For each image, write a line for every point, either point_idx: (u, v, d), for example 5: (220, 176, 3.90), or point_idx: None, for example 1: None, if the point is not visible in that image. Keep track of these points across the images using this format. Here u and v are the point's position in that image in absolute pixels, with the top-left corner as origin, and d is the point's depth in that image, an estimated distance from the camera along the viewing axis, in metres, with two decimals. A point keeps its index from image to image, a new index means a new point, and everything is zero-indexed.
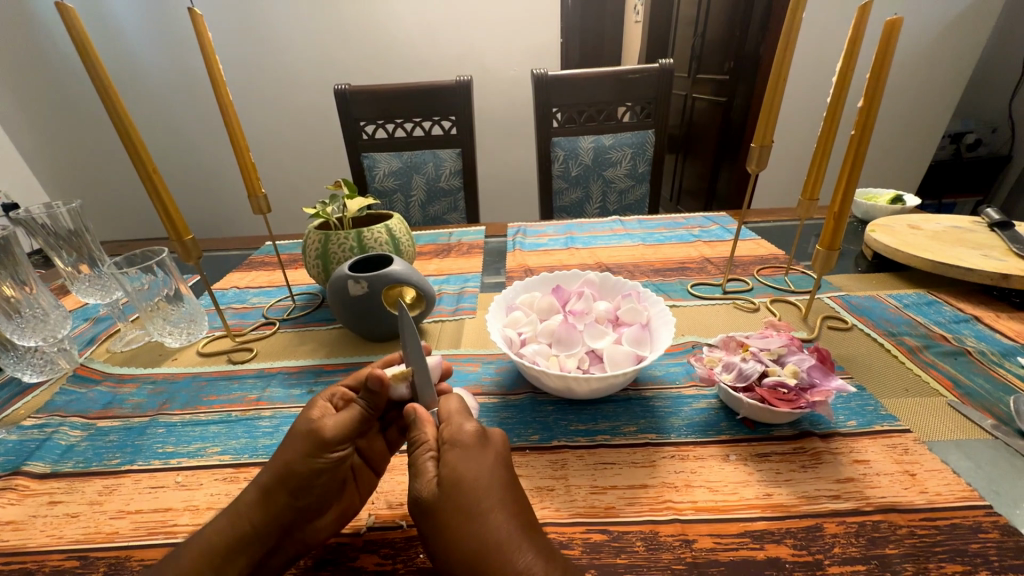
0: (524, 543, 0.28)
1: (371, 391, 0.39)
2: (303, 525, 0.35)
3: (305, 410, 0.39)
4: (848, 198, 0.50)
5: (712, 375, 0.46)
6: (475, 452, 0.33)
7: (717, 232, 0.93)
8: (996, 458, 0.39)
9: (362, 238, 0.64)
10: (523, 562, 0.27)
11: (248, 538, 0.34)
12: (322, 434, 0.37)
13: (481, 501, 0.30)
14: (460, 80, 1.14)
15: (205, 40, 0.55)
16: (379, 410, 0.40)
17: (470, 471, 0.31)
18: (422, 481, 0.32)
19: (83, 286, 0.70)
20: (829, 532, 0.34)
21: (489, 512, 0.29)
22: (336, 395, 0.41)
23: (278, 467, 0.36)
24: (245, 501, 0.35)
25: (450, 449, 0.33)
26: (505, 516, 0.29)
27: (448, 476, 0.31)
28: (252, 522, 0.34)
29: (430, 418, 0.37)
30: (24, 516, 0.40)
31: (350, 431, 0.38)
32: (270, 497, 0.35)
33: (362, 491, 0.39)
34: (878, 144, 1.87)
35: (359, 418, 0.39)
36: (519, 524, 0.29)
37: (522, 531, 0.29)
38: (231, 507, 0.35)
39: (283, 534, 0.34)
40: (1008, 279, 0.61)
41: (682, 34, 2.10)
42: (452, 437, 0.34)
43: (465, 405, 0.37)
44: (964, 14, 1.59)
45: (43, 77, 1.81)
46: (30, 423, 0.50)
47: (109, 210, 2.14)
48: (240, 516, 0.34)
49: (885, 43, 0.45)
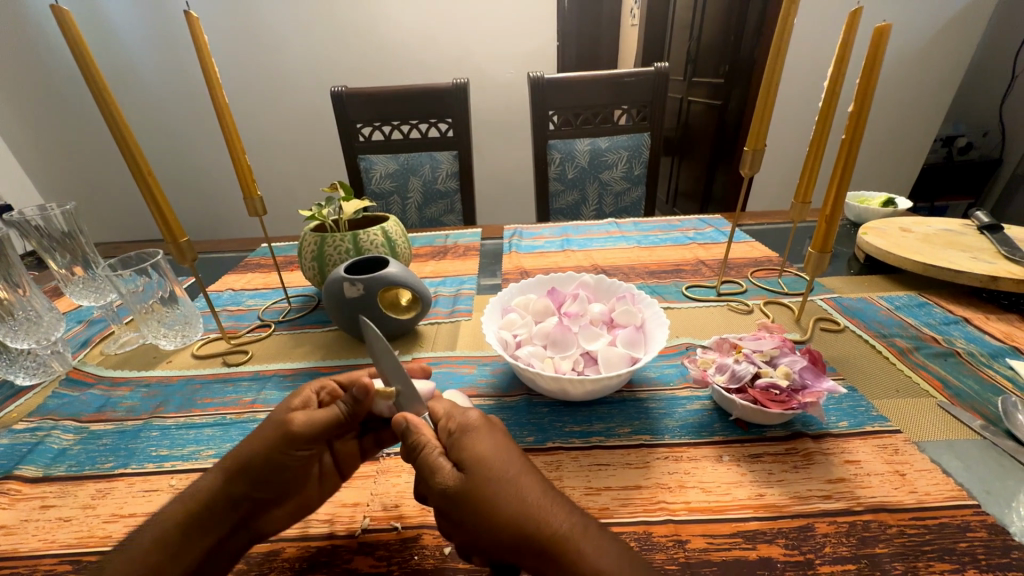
0: (555, 499, 0.30)
1: (355, 399, 0.40)
2: (258, 516, 0.36)
3: (286, 399, 0.40)
4: (839, 202, 0.50)
5: (706, 377, 0.47)
6: (484, 432, 0.33)
7: (712, 235, 0.93)
8: (986, 457, 0.40)
9: (358, 240, 0.64)
10: (561, 520, 0.29)
11: (200, 523, 0.34)
12: (291, 430, 0.37)
13: (508, 471, 0.31)
14: (457, 83, 1.14)
15: (202, 45, 0.55)
16: (358, 418, 0.41)
17: (489, 447, 0.32)
18: (441, 475, 0.31)
19: (77, 289, 0.69)
20: (820, 532, 0.35)
21: (517, 477, 0.31)
22: (324, 390, 0.42)
23: (243, 454, 0.37)
24: (204, 486, 0.36)
25: (459, 434, 0.33)
26: (532, 480, 0.31)
27: (469, 457, 0.31)
28: (207, 507, 0.35)
29: (424, 423, 0.36)
30: (16, 521, 0.39)
31: (321, 431, 0.38)
32: (231, 482, 0.36)
33: (324, 489, 0.39)
34: (873, 147, 1.88)
35: (334, 421, 0.39)
36: (543, 485, 0.31)
37: (551, 494, 0.31)
38: (188, 490, 0.36)
39: (237, 522, 0.35)
40: (996, 281, 0.62)
41: (678, 36, 2.12)
42: (459, 426, 0.34)
43: (456, 402, 0.37)
44: (954, 20, 1.61)
45: (33, 76, 1.80)
46: (23, 427, 0.50)
47: (102, 211, 2.12)
48: (200, 498, 0.35)
49: (875, 47, 0.45)
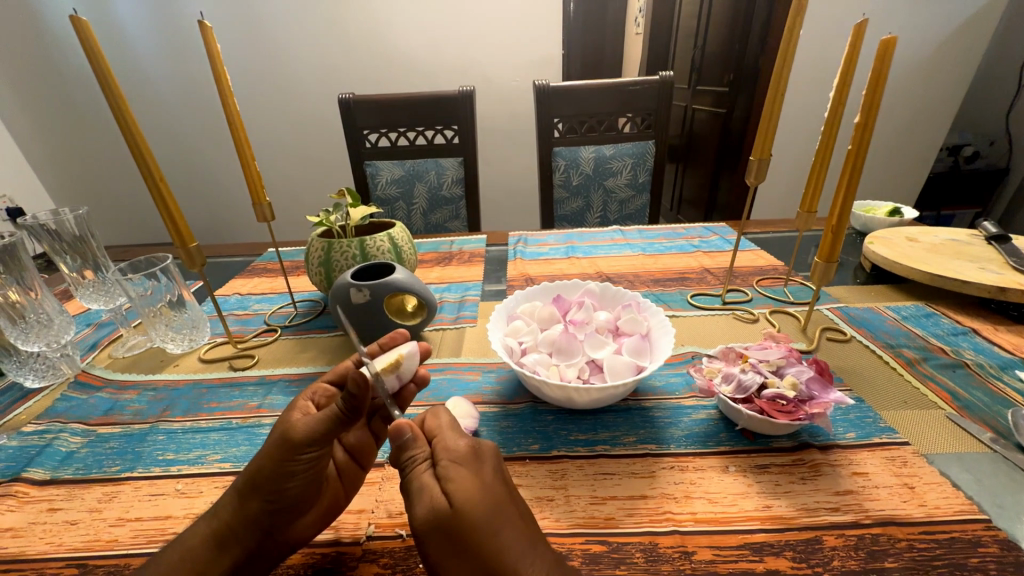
0: (533, 553, 0.28)
1: (350, 394, 0.34)
2: (285, 526, 0.35)
3: (285, 414, 0.38)
4: (846, 211, 0.50)
5: (711, 387, 0.46)
6: (473, 466, 0.31)
7: (717, 243, 0.93)
8: (996, 471, 0.40)
9: (365, 246, 0.65)
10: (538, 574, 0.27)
11: (227, 541, 0.34)
12: (291, 436, 0.34)
13: (492, 518, 0.28)
14: (463, 90, 1.15)
15: (214, 54, 0.56)
16: (360, 412, 0.35)
17: (476, 486, 0.30)
18: (425, 499, 0.30)
19: (87, 292, 0.70)
20: (828, 545, 0.34)
21: (502, 528, 0.28)
22: (317, 393, 0.40)
23: (251, 470, 0.36)
24: (224, 503, 0.36)
25: (449, 463, 0.31)
26: (514, 533, 0.28)
27: (454, 493, 0.29)
28: (227, 525, 0.35)
29: (420, 437, 0.34)
30: (23, 523, 0.40)
31: (322, 434, 0.35)
32: (246, 499, 0.35)
33: (347, 486, 0.40)
34: (879, 156, 1.88)
35: (332, 418, 0.35)
36: (528, 537, 0.29)
37: (533, 546, 0.28)
38: (209, 512, 0.36)
39: (263, 536, 0.35)
40: (1005, 292, 0.62)
41: (682, 45, 2.13)
42: (450, 456, 0.32)
43: (455, 420, 0.35)
44: (958, 30, 1.61)
45: (47, 81, 1.83)
46: (32, 429, 0.50)
47: (110, 214, 2.14)
48: (219, 518, 0.35)
49: (881, 59, 0.46)
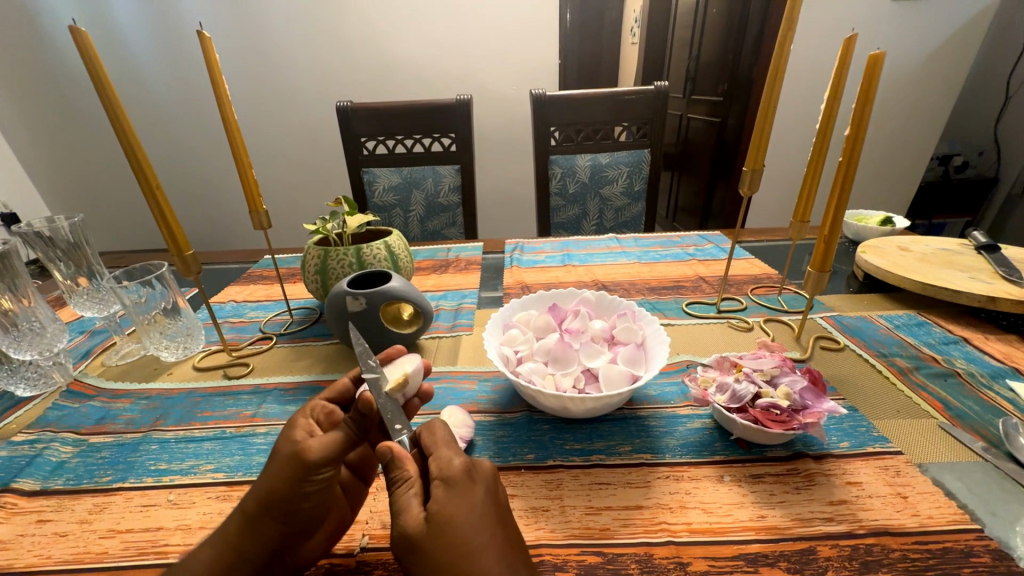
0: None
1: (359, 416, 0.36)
2: (295, 546, 0.35)
3: (285, 432, 0.37)
4: (838, 221, 0.51)
5: (706, 396, 0.46)
6: (465, 487, 0.31)
7: (712, 251, 0.94)
8: (988, 480, 0.40)
9: (361, 254, 0.65)
10: None
11: (236, 566, 0.33)
12: (306, 459, 0.34)
13: (470, 542, 0.28)
14: (461, 98, 1.16)
15: (214, 64, 0.56)
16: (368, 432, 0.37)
17: (461, 510, 0.30)
18: (406, 519, 0.30)
19: (80, 299, 0.69)
20: (823, 556, 0.34)
21: (479, 552, 0.28)
22: (316, 409, 0.40)
23: (262, 491, 0.34)
24: (230, 527, 0.34)
25: (439, 484, 0.31)
26: (496, 560, 0.28)
27: (436, 515, 0.29)
28: (237, 550, 0.33)
29: (410, 455, 0.34)
30: (11, 536, 0.39)
31: (335, 455, 0.35)
32: (256, 522, 0.34)
33: (353, 503, 0.40)
34: (870, 164, 1.91)
35: (344, 440, 0.36)
36: (506, 565, 0.28)
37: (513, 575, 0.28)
38: (215, 533, 0.34)
39: (273, 556, 0.34)
40: (994, 301, 0.63)
41: (678, 53, 2.16)
42: (442, 474, 0.31)
43: (452, 434, 0.35)
44: (947, 41, 1.64)
45: (41, 84, 1.82)
46: (22, 438, 0.50)
47: (104, 218, 2.13)
48: (225, 542, 0.34)
49: (870, 71, 0.46)
